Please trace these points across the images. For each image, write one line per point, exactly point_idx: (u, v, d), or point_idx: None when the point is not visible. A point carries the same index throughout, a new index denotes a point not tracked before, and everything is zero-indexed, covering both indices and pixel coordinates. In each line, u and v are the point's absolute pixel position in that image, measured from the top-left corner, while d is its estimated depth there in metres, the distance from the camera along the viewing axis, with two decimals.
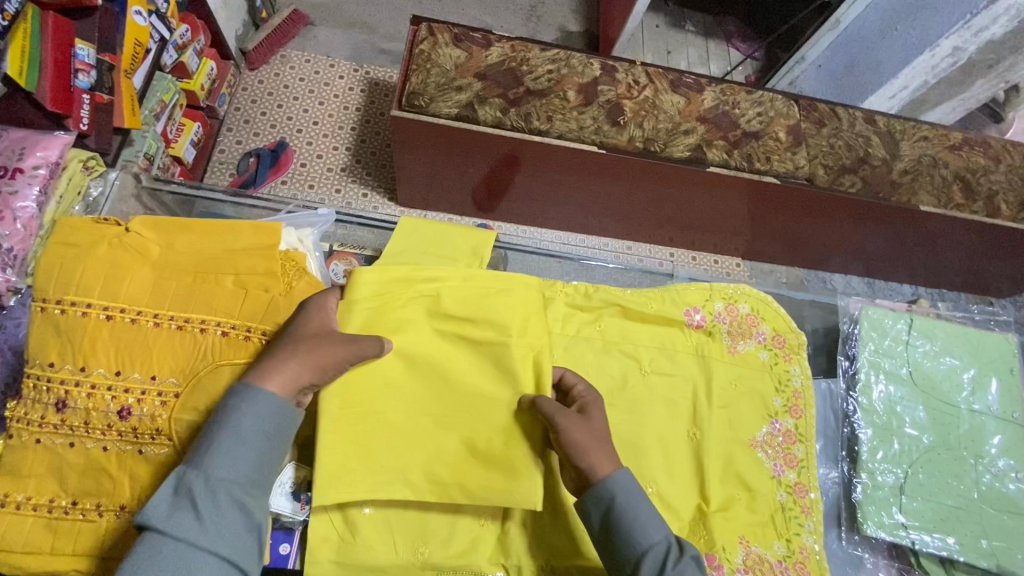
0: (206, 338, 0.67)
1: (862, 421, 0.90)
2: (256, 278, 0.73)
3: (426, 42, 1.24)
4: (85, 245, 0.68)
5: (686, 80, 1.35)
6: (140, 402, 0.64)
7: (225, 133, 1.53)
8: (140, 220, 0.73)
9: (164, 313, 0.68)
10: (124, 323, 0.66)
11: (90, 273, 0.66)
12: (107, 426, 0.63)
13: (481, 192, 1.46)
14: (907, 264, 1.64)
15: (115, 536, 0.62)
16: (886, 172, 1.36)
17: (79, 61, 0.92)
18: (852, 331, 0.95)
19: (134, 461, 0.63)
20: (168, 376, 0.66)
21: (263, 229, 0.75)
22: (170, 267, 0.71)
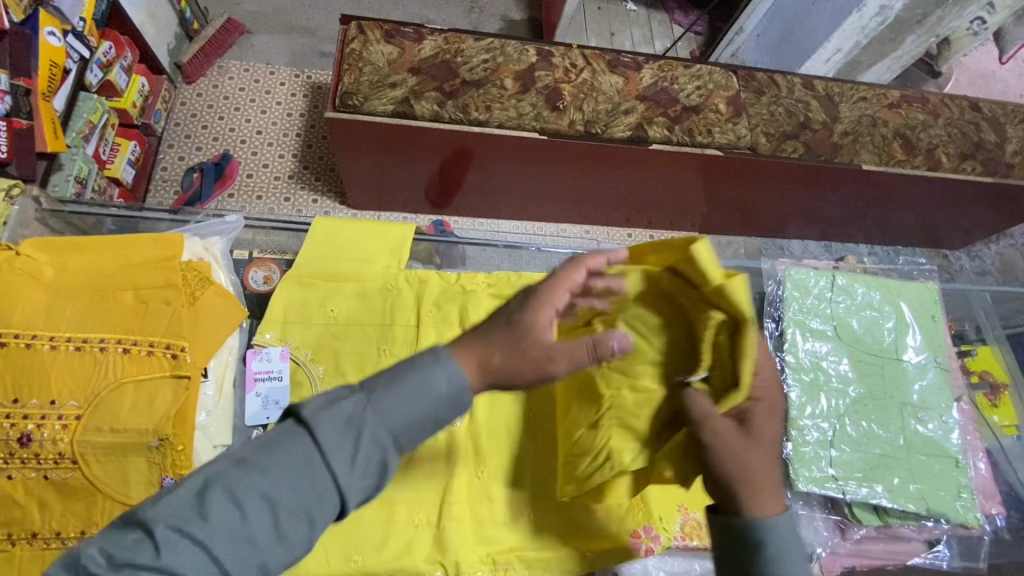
0: (106, 357, 0.67)
1: (791, 379, 0.90)
2: (157, 290, 0.73)
3: (357, 40, 1.23)
4: None
5: (624, 59, 1.35)
6: (40, 427, 0.63)
7: (165, 149, 1.50)
8: (29, 242, 0.72)
9: (60, 335, 0.66)
10: (18, 349, 0.64)
11: None
12: (10, 454, 0.62)
13: (434, 188, 1.45)
14: (860, 224, 1.67)
15: (31, 563, 0.62)
16: (827, 135, 1.38)
17: None
18: (776, 293, 0.97)
19: (41, 487, 0.63)
20: (69, 398, 0.65)
21: (163, 240, 0.77)
22: (66, 286, 0.71)
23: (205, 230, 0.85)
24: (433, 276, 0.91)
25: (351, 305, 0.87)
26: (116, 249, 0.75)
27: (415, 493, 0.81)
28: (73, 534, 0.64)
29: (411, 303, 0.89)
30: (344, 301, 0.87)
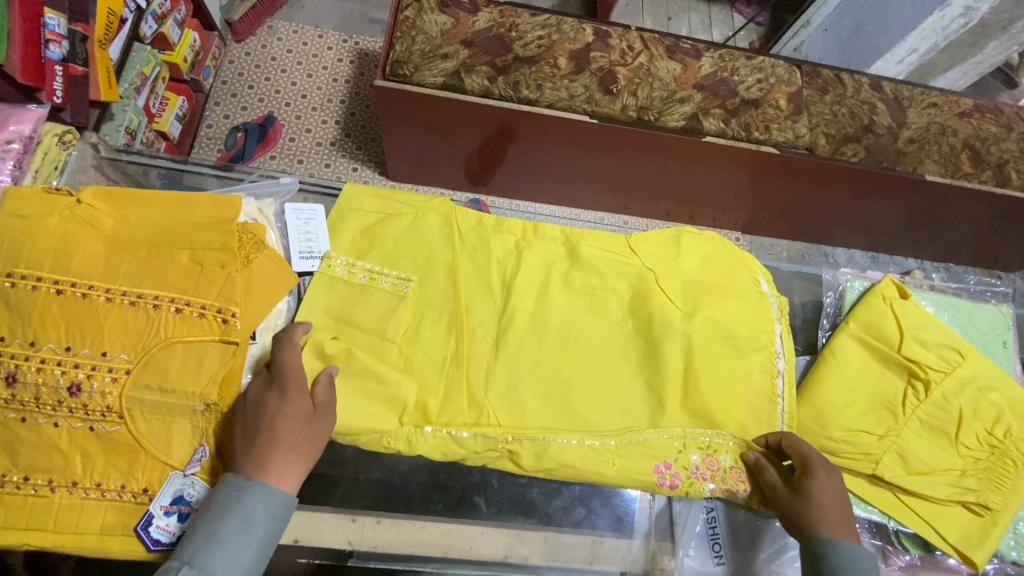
0: (158, 316, 0.63)
1: (826, 325, 0.91)
2: (213, 254, 0.67)
3: (411, 8, 1.20)
4: (36, 217, 0.62)
5: (684, 45, 1.29)
6: (90, 378, 0.60)
7: (212, 106, 1.50)
8: (90, 190, 0.66)
9: (116, 288, 0.63)
10: (74, 298, 0.61)
11: (40, 245, 0.61)
12: (58, 402, 0.59)
13: (474, 165, 1.43)
14: (912, 237, 1.59)
15: (71, 512, 0.58)
16: (891, 141, 1.31)
17: (49, 32, 0.91)
18: (834, 304, 0.93)
19: (85, 439, 0.59)
20: (120, 351, 0.61)
21: (221, 202, 0.70)
22: (125, 239, 0.65)
23: (306, 246, 0.79)
24: (483, 246, 0.84)
25: (379, 292, 0.77)
26: (173, 203, 0.68)
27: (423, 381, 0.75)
28: (112, 487, 0.60)
29: (453, 268, 0.81)
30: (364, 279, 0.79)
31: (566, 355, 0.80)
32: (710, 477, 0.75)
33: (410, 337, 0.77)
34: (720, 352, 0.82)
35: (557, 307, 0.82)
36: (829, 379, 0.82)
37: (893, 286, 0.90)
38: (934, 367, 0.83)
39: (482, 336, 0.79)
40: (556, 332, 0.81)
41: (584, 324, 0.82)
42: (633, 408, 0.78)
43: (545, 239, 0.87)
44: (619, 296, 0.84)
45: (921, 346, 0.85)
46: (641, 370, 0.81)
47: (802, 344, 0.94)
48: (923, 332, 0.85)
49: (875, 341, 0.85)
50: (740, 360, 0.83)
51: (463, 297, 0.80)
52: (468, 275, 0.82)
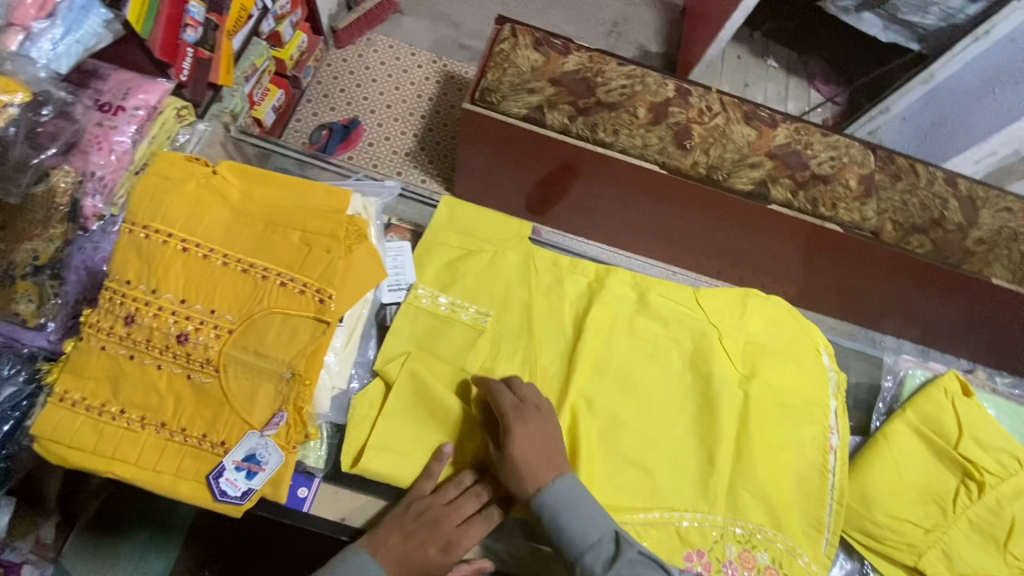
0: (265, 285, 0.66)
1: (882, 410, 0.90)
2: (321, 238, 0.69)
3: (507, 42, 1.28)
4: (177, 179, 0.68)
5: (761, 113, 1.32)
6: (198, 330, 0.64)
7: (304, 103, 1.61)
8: (227, 164, 0.72)
9: (233, 254, 0.67)
10: (196, 257, 0.66)
11: (175, 206, 0.66)
12: (165, 347, 0.63)
13: (536, 194, 1.48)
14: (968, 338, 1.54)
15: (154, 450, 0.62)
16: (960, 239, 1.30)
17: (189, 18, 1.01)
18: (892, 389, 0.92)
19: (181, 385, 0.63)
20: (226, 311, 0.65)
21: (334, 193, 0.73)
22: (247, 212, 0.70)
23: (399, 278, 0.83)
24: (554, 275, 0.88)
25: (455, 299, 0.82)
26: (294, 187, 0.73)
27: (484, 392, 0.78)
28: (195, 434, 0.63)
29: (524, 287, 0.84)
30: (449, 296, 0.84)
31: (624, 395, 0.82)
32: (743, 574, 0.74)
33: (479, 352, 0.81)
34: (774, 418, 0.82)
35: (620, 348, 0.85)
36: (879, 463, 0.81)
37: (957, 380, 0.88)
38: (991, 471, 0.80)
39: (550, 375, 0.82)
40: (613, 369, 0.83)
41: (644, 368, 0.84)
42: (680, 457, 0.79)
43: (611, 278, 0.90)
44: (682, 348, 0.86)
45: (980, 447, 0.82)
46: (695, 423, 0.82)
47: (855, 423, 0.92)
48: (983, 433, 0.83)
49: (931, 432, 0.84)
50: (796, 428, 0.82)
51: (537, 332, 0.83)
52: (541, 306, 0.86)
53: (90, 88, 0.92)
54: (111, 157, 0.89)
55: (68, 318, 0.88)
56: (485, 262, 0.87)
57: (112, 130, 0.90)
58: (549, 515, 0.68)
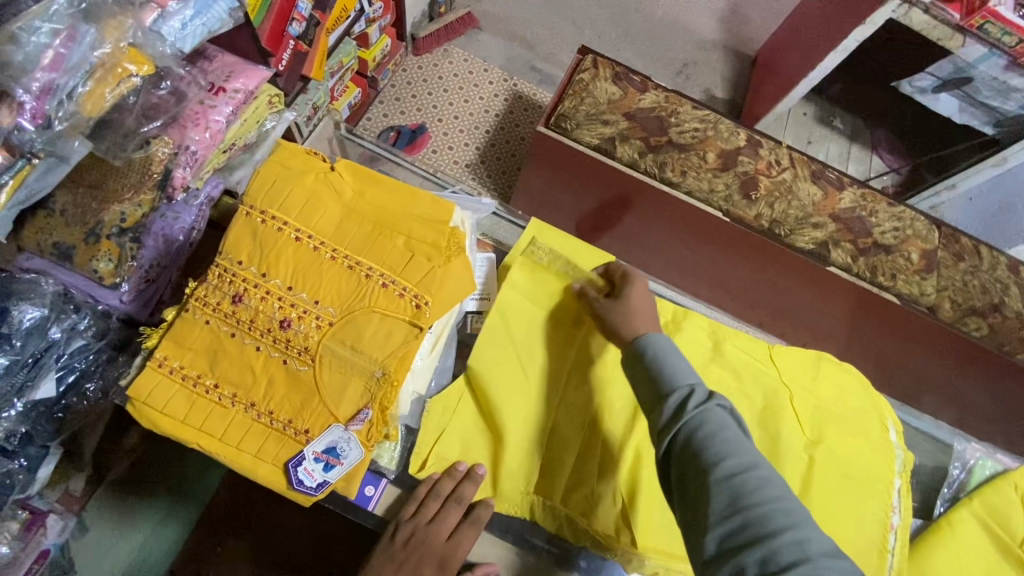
0: (369, 284, 0.67)
1: (946, 497, 0.87)
2: (424, 246, 0.70)
3: (588, 72, 1.30)
4: (298, 171, 0.70)
5: (829, 174, 1.32)
6: (300, 319, 0.64)
7: (377, 104, 1.66)
8: (343, 163, 0.74)
9: (341, 249, 0.68)
10: (307, 248, 0.67)
11: (294, 196, 0.68)
12: (267, 330, 0.64)
13: (588, 220, 1.49)
14: (1010, 429, 1.50)
15: (240, 428, 0.64)
16: (1018, 328, 1.27)
17: (297, 12, 1.06)
18: (960, 477, 0.88)
19: (276, 369, 0.64)
20: (329, 304, 0.66)
21: (441, 202, 0.74)
22: (358, 209, 0.71)
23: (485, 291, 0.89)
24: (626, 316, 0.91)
25: None
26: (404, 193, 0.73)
27: None
28: (281, 418, 0.64)
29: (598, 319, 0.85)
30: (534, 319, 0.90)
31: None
32: None
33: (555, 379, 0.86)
34: (831, 488, 0.81)
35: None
36: (944, 551, 0.80)
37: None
38: None
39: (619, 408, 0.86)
40: None
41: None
42: None
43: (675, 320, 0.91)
44: (751, 403, 0.85)
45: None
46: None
47: (916, 503, 0.89)
48: None
49: (999, 527, 0.83)
50: (853, 501, 0.80)
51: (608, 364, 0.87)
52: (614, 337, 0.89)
53: (197, 66, 0.96)
54: (206, 133, 0.93)
55: (141, 281, 0.93)
56: (564, 291, 0.92)
57: (211, 109, 0.93)
58: (648, 357, 0.74)
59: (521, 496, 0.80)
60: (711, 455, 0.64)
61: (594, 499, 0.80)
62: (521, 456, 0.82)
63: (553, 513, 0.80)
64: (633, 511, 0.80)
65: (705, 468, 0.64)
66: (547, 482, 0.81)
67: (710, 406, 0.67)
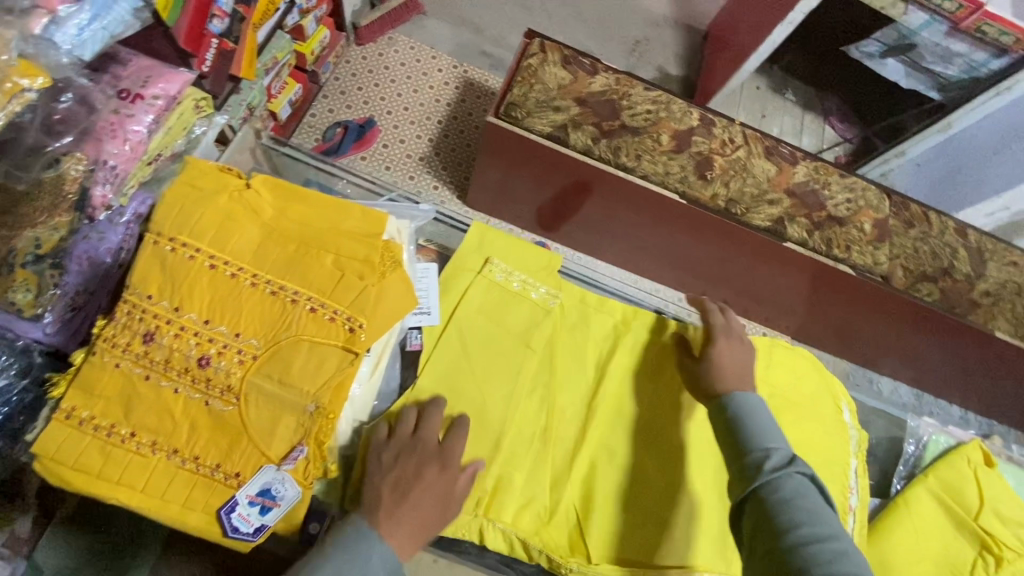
0: (294, 311, 0.64)
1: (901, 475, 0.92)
2: (355, 264, 0.68)
3: (535, 57, 1.26)
4: (209, 192, 0.67)
5: (782, 149, 1.32)
6: (220, 355, 0.62)
7: (320, 99, 1.58)
8: (261, 178, 0.71)
9: (262, 276, 0.65)
10: (224, 276, 0.64)
11: (205, 220, 0.65)
12: (184, 369, 0.61)
13: (548, 210, 1.46)
14: (962, 386, 1.57)
15: (162, 478, 0.60)
16: (967, 290, 1.31)
17: (217, 8, 0.98)
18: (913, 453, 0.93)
19: (197, 410, 0.61)
20: (251, 335, 0.63)
21: (371, 215, 0.71)
22: (279, 229, 0.68)
23: (427, 301, 0.85)
24: (584, 320, 0.94)
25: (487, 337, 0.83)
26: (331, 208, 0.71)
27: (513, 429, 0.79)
28: (208, 463, 0.61)
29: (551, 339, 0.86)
30: (478, 333, 0.87)
31: (641, 448, 0.86)
32: None
33: (505, 396, 0.83)
34: None
35: (639, 399, 0.90)
36: (899, 530, 0.83)
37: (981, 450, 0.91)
38: (1012, 546, 0.82)
39: (569, 418, 0.86)
40: None
41: (665, 418, 0.88)
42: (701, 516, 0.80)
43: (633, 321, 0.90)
44: (705, 399, 0.88)
45: (999, 520, 0.85)
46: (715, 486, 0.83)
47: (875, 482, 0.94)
48: (1003, 506, 0.85)
49: (951, 501, 0.86)
50: None
51: (558, 373, 0.88)
52: (564, 346, 0.91)
53: (109, 73, 0.89)
54: (126, 146, 0.86)
55: (65, 310, 0.85)
56: (509, 304, 0.90)
57: (128, 119, 0.87)
58: (733, 412, 0.74)
59: (470, 518, 0.75)
60: (788, 516, 0.62)
61: (548, 514, 0.79)
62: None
63: (504, 535, 0.75)
64: (588, 524, 0.79)
65: (778, 531, 0.62)
66: (497, 502, 0.76)
67: (791, 472, 0.65)
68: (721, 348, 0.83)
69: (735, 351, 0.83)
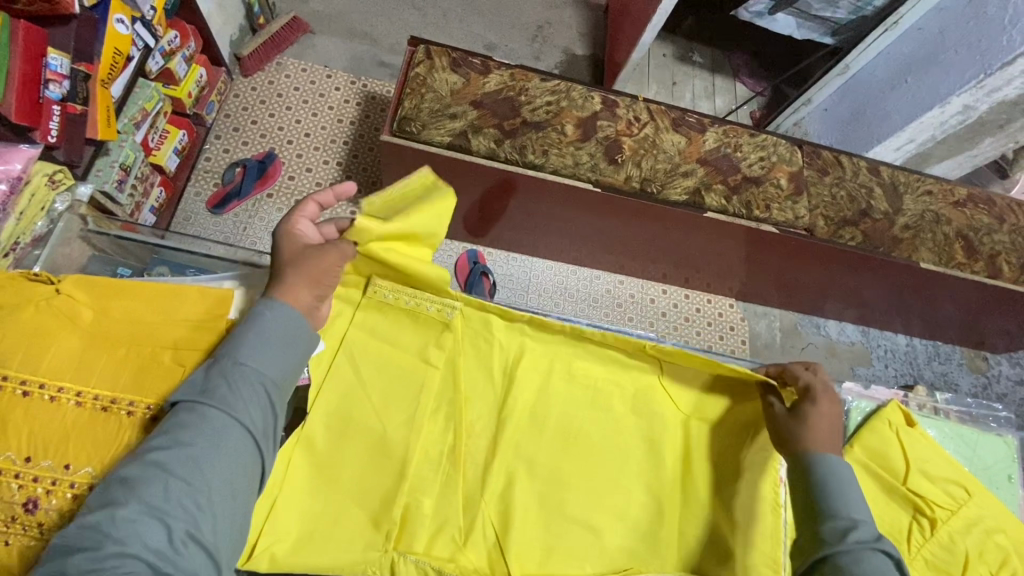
0: (132, 423, 0.61)
1: None
2: (199, 354, 0.66)
3: (422, 65, 1.20)
4: (11, 306, 0.61)
5: (689, 118, 1.30)
6: (49, 494, 0.56)
7: (212, 140, 1.49)
8: (73, 279, 0.65)
9: (88, 390, 0.61)
10: (42, 402, 0.59)
11: (10, 341, 0.59)
12: (12, 518, 0.56)
13: (473, 218, 1.42)
14: (902, 315, 1.61)
15: None
16: (887, 227, 1.33)
17: (50, 72, 0.88)
18: (840, 422, 0.92)
19: (35, 562, 0.55)
20: (85, 464, 0.58)
21: (210, 297, 0.68)
22: (103, 335, 0.64)
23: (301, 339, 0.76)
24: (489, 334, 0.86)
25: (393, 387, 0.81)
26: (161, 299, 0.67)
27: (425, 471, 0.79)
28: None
29: (454, 361, 0.84)
30: (371, 360, 0.81)
31: (565, 450, 0.84)
32: None
33: (407, 420, 0.80)
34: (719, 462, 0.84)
35: (557, 400, 0.86)
36: None
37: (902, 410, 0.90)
38: (940, 504, 0.83)
39: (479, 434, 0.84)
40: (555, 429, 0.85)
41: (586, 420, 0.86)
42: (627, 517, 0.81)
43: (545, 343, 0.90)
44: (624, 394, 0.87)
45: (927, 480, 0.84)
46: (638, 475, 0.84)
47: None
48: (929, 465, 0.85)
49: (880, 468, 0.85)
50: None
51: (463, 388, 0.84)
52: (468, 360, 0.86)
53: None
54: None
55: None
56: (401, 324, 0.82)
57: None
58: (823, 472, 0.68)
59: (379, 554, 0.73)
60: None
61: (463, 535, 0.78)
62: (376, 506, 0.76)
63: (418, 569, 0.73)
64: (505, 540, 0.78)
65: None
66: (406, 532, 0.76)
67: (870, 548, 0.62)
68: (824, 410, 0.73)
69: (815, 408, 0.73)
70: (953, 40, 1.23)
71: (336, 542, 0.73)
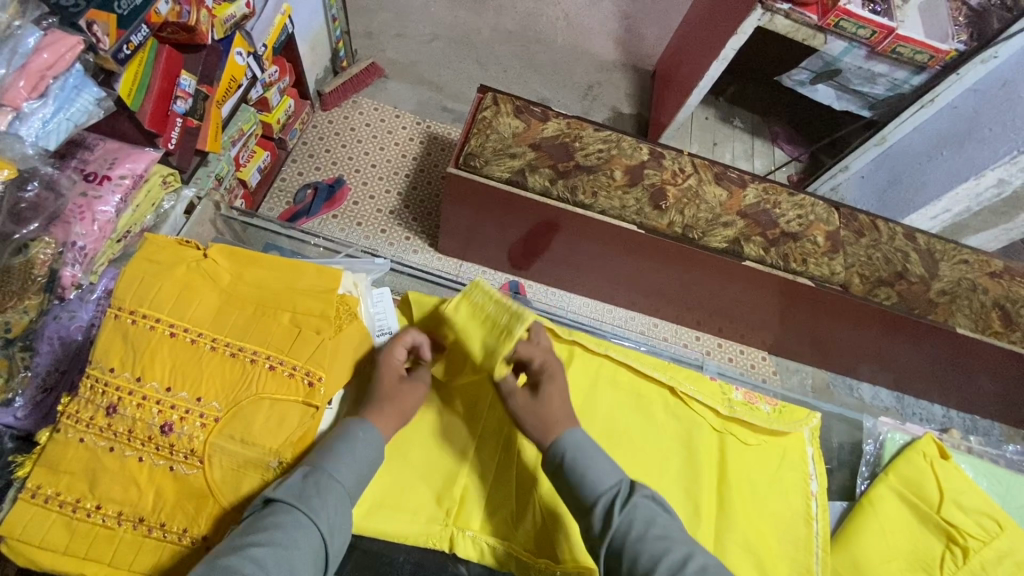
0: (254, 369, 0.72)
1: (866, 473, 0.94)
2: (312, 319, 0.78)
3: (489, 110, 1.33)
4: (166, 264, 0.76)
5: (731, 174, 1.39)
6: (182, 420, 0.68)
7: (290, 163, 1.64)
8: (218, 247, 0.81)
9: (221, 339, 0.73)
10: (184, 343, 0.71)
11: (166, 290, 0.73)
12: (148, 438, 0.67)
13: (518, 251, 1.50)
14: (939, 384, 1.59)
15: (129, 549, 0.64)
16: (923, 291, 1.36)
17: (180, 90, 1.03)
18: (875, 453, 0.95)
19: (164, 476, 0.66)
20: (212, 399, 0.70)
21: (326, 272, 0.83)
22: (234, 294, 0.78)
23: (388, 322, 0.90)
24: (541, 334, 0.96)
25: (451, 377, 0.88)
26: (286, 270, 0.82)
27: (479, 456, 0.86)
28: (175, 529, 0.65)
29: None
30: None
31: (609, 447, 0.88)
32: None
33: None
34: (755, 465, 0.89)
35: (604, 402, 0.92)
36: (864, 532, 0.85)
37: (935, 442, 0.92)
38: (973, 534, 0.83)
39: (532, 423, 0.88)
40: (602, 427, 0.89)
41: (630, 422, 0.90)
42: None
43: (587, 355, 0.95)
44: (665, 399, 0.93)
45: (961, 511, 0.85)
46: (681, 476, 0.87)
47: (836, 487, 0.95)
48: (962, 495, 0.86)
49: (913, 497, 0.87)
50: (776, 471, 0.89)
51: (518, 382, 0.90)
52: None
53: (77, 158, 0.93)
54: (94, 226, 0.89)
55: (37, 392, 0.84)
56: None
57: (96, 200, 0.90)
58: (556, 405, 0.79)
59: (441, 528, 0.80)
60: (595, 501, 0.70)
61: (516, 519, 0.81)
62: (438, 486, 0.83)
63: (474, 542, 0.80)
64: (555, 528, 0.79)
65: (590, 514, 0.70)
66: (464, 510, 0.82)
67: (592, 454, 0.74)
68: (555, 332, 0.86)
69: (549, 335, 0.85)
70: (988, 119, 1.31)
71: (399, 510, 0.80)
